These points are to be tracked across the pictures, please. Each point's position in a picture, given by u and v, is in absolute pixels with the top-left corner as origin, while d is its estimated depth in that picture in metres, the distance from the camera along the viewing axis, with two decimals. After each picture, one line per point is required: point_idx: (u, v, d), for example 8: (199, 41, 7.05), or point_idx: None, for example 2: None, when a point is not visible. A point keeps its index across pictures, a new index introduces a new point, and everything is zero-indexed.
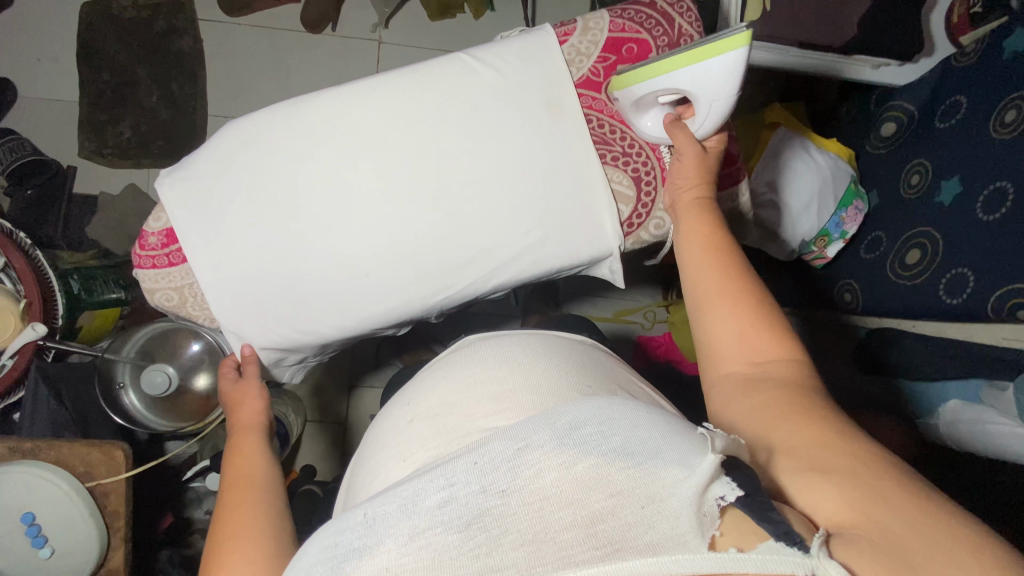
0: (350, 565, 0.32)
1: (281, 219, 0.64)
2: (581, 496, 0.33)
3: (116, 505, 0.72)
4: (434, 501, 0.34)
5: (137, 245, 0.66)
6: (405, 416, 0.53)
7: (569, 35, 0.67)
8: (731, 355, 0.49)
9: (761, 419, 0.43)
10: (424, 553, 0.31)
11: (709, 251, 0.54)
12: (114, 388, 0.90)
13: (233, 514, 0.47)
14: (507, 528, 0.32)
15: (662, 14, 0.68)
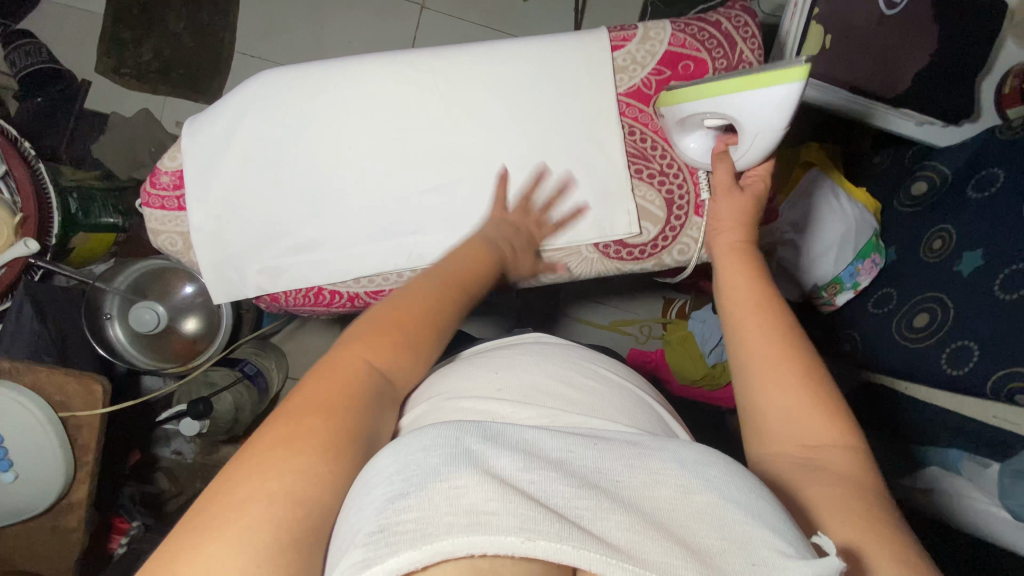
0: (477, 458, 0.32)
1: (308, 186, 0.64)
2: (693, 525, 0.30)
3: (90, 437, 0.71)
4: (553, 452, 0.34)
5: (147, 182, 0.63)
6: (493, 383, 0.49)
7: (627, 41, 0.65)
8: (777, 427, 0.43)
9: (826, 505, 0.37)
10: (539, 495, 0.31)
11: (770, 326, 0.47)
12: (101, 319, 0.88)
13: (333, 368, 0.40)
14: (620, 520, 0.30)
15: (726, 36, 0.65)
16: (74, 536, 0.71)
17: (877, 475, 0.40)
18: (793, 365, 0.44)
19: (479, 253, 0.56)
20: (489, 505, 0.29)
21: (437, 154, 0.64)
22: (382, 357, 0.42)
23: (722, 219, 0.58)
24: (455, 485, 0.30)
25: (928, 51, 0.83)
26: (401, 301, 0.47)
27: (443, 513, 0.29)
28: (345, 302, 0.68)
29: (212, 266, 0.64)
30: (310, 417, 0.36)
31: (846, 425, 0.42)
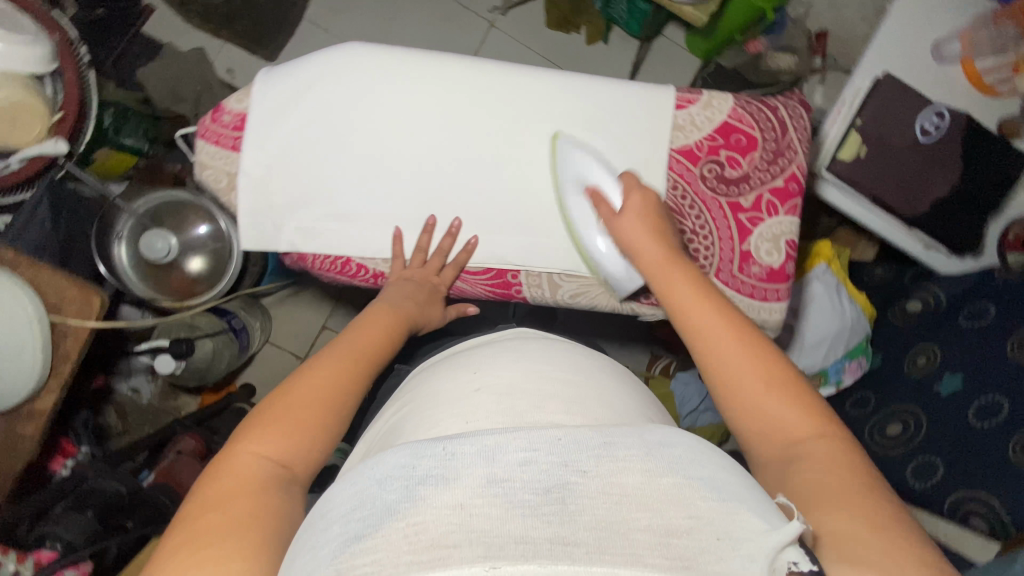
0: (426, 488, 0.34)
1: (360, 158, 0.64)
2: (662, 503, 0.33)
3: (75, 351, 0.69)
4: (516, 457, 0.36)
5: (210, 116, 0.64)
6: (472, 384, 0.51)
7: (690, 104, 0.69)
8: (753, 416, 0.46)
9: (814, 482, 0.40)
10: (498, 501, 0.33)
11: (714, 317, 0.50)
12: (109, 236, 0.87)
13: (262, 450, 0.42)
14: (581, 510, 0.32)
15: (779, 121, 0.70)
16: (26, 446, 0.69)
17: (858, 450, 0.42)
18: (760, 359, 0.47)
19: (383, 321, 0.57)
20: (449, 535, 0.31)
21: (493, 159, 0.66)
22: (282, 452, 0.43)
23: (652, 252, 0.56)
24: (411, 521, 0.32)
25: (948, 183, 0.90)
26: (299, 386, 0.46)
27: (400, 555, 0.30)
28: (368, 277, 0.68)
29: (249, 213, 0.63)
30: (226, 522, 0.37)
31: (815, 408, 0.45)
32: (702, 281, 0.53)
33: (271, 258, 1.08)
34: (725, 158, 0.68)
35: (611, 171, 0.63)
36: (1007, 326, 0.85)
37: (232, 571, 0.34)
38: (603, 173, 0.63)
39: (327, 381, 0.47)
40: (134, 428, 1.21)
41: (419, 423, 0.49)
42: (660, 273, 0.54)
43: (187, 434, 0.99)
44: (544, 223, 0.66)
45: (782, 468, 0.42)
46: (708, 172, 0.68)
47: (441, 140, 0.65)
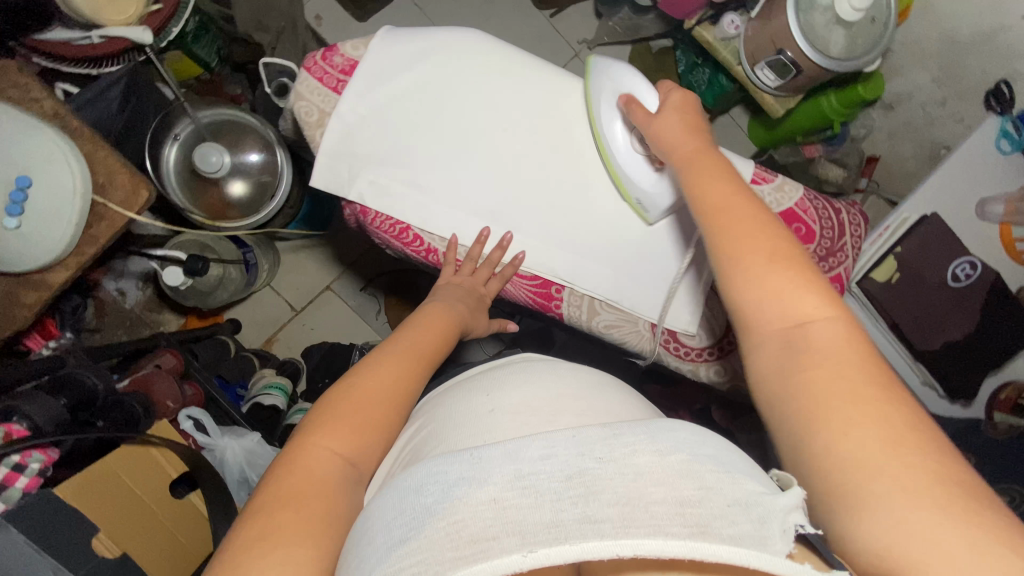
0: (459, 489, 0.32)
1: (450, 137, 0.65)
2: (673, 479, 0.32)
3: (105, 235, 0.68)
4: (535, 453, 0.33)
5: (321, 54, 0.64)
6: (488, 406, 0.50)
7: (764, 182, 0.71)
8: (768, 321, 0.44)
9: (816, 403, 0.39)
10: (526, 492, 0.31)
11: (740, 221, 0.47)
12: (166, 133, 0.87)
13: (322, 445, 0.43)
14: (603, 488, 0.31)
15: (839, 225, 0.73)
16: (24, 312, 0.67)
17: (865, 334, 0.42)
18: (776, 247, 0.45)
19: (439, 325, 0.58)
20: (486, 532, 0.30)
21: (572, 177, 0.67)
22: (350, 447, 0.44)
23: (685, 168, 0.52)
24: (448, 519, 0.31)
25: (962, 328, 0.94)
26: (362, 384, 0.48)
27: (443, 551, 0.30)
28: (420, 250, 0.68)
29: (329, 154, 0.63)
30: (300, 513, 0.38)
31: (832, 296, 0.44)
32: (729, 174, 0.51)
33: (305, 207, 1.06)
34: None
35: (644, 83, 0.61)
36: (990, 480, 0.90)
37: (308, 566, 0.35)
38: (636, 80, 0.60)
39: (385, 381, 0.49)
40: (107, 329, 1.17)
41: (441, 440, 0.46)
42: (694, 176, 0.51)
43: (168, 350, 0.96)
44: (601, 251, 0.67)
45: (786, 360, 0.42)
46: None
47: (530, 143, 0.66)
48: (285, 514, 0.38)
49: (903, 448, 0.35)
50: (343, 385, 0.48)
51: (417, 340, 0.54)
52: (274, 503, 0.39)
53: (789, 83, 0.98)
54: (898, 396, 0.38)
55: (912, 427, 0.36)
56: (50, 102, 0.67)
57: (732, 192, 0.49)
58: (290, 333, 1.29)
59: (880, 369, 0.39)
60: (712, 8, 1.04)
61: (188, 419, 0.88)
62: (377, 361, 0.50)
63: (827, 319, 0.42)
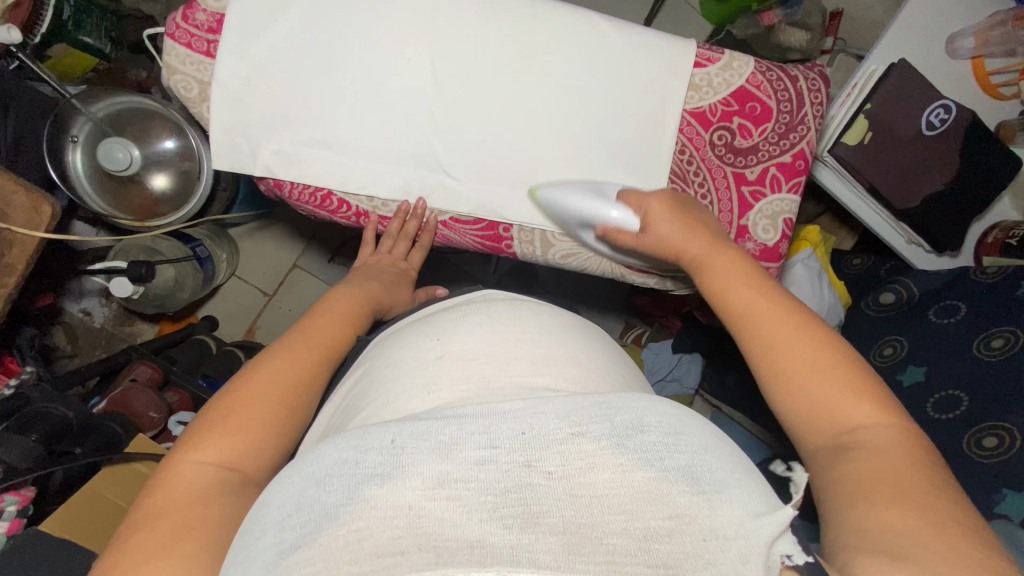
0: (369, 489, 0.33)
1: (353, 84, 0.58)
2: (638, 506, 0.32)
3: (20, 261, 0.63)
4: (472, 455, 0.34)
5: (180, 13, 0.56)
6: (436, 352, 0.48)
7: (709, 63, 0.64)
8: (814, 423, 0.42)
9: (858, 494, 0.37)
10: (454, 507, 0.32)
11: (770, 306, 0.47)
12: (62, 138, 0.79)
13: (199, 450, 0.44)
14: (548, 510, 0.32)
15: (797, 93, 0.66)
16: None
17: (915, 431, 0.40)
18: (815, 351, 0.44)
19: (342, 305, 0.57)
20: (397, 543, 0.30)
21: (494, 100, 0.61)
22: (229, 450, 0.45)
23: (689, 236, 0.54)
24: (354, 526, 0.31)
25: (941, 181, 0.90)
26: (244, 388, 0.48)
27: (340, 562, 0.30)
28: (349, 215, 0.63)
29: (222, 129, 0.57)
30: (167, 526, 0.39)
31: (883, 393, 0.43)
32: (751, 270, 0.51)
33: (243, 184, 0.99)
34: (737, 126, 0.65)
35: (603, 196, 0.58)
36: (986, 323, 0.88)
37: None
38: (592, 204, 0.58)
39: (274, 379, 0.49)
40: (85, 352, 1.15)
41: (379, 398, 0.46)
42: (712, 277, 0.51)
43: (143, 362, 0.94)
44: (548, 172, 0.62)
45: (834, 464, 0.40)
46: (716, 139, 0.65)
47: (438, 68, 0.59)
48: (149, 535, 0.39)
49: (942, 530, 0.33)
50: (222, 398, 0.48)
51: (319, 330, 0.54)
52: (140, 526, 0.39)
53: None
54: (950, 496, 0.35)
55: (963, 523, 0.34)
56: None
57: (755, 289, 0.49)
58: (266, 318, 1.26)
59: (930, 469, 0.37)
60: None
61: (180, 425, 0.88)
62: (272, 357, 0.51)
63: (873, 417, 0.41)
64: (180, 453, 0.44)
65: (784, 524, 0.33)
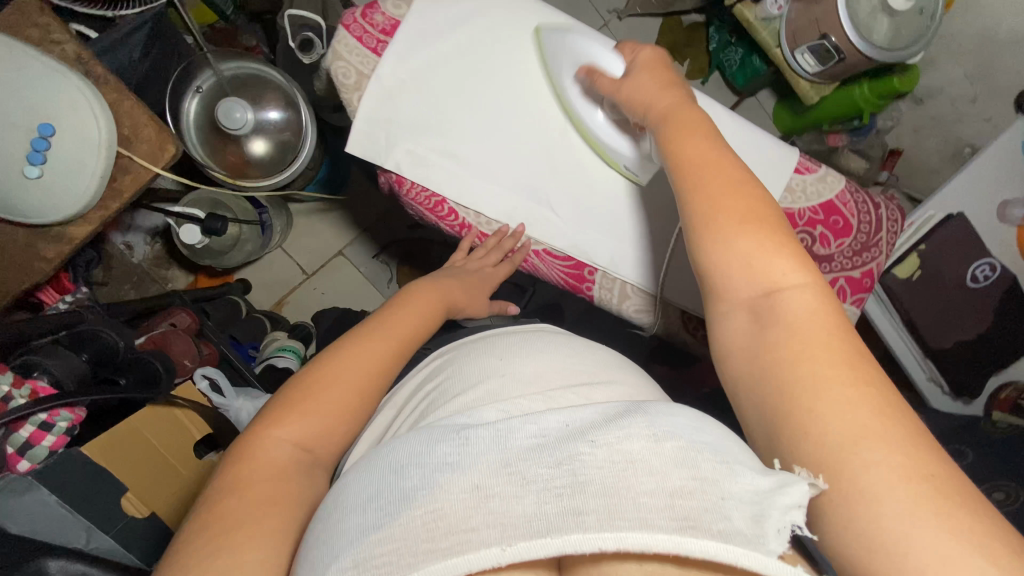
0: (443, 475, 0.36)
1: (490, 113, 0.63)
2: (666, 468, 0.33)
3: (129, 189, 0.65)
4: (526, 441, 0.37)
5: (361, 12, 0.62)
6: (500, 368, 0.52)
7: (807, 172, 0.71)
8: (734, 288, 0.43)
9: (792, 381, 0.37)
10: (513, 482, 0.34)
11: (748, 222, 0.43)
12: (187, 86, 0.83)
13: (278, 426, 0.46)
14: (590, 479, 0.34)
15: (878, 219, 0.73)
16: (42, 265, 0.66)
17: (837, 306, 0.41)
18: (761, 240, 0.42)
19: (424, 307, 0.59)
20: (467, 522, 0.33)
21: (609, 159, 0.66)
22: (306, 435, 0.46)
23: (684, 152, 0.48)
24: (428, 508, 0.34)
25: (973, 331, 0.96)
26: (322, 372, 0.50)
27: (417, 542, 0.33)
28: (454, 224, 0.67)
29: (367, 120, 0.62)
30: (247, 500, 0.40)
31: (802, 260, 0.42)
32: (709, 134, 0.48)
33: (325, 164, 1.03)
34: (818, 234, 0.71)
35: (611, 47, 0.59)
36: None
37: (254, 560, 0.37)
38: (601, 49, 0.59)
39: (352, 370, 0.50)
40: None
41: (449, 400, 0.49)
42: (670, 142, 0.49)
43: (184, 308, 0.95)
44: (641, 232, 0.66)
45: (755, 330, 0.41)
46: (801, 240, 0.71)
47: (568, 118, 0.65)
48: (229, 505, 0.40)
49: (881, 426, 0.34)
50: (306, 378, 0.49)
51: (396, 328, 0.55)
52: (219, 498, 0.40)
53: (829, 70, 0.96)
54: (880, 387, 0.36)
55: (900, 423, 0.34)
56: (74, 46, 0.63)
57: (709, 154, 0.47)
58: (300, 296, 1.28)
59: (859, 353, 0.38)
60: None
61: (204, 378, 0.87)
62: (349, 343, 0.52)
63: (801, 292, 0.41)
64: (256, 430, 0.46)
65: (797, 497, 0.32)
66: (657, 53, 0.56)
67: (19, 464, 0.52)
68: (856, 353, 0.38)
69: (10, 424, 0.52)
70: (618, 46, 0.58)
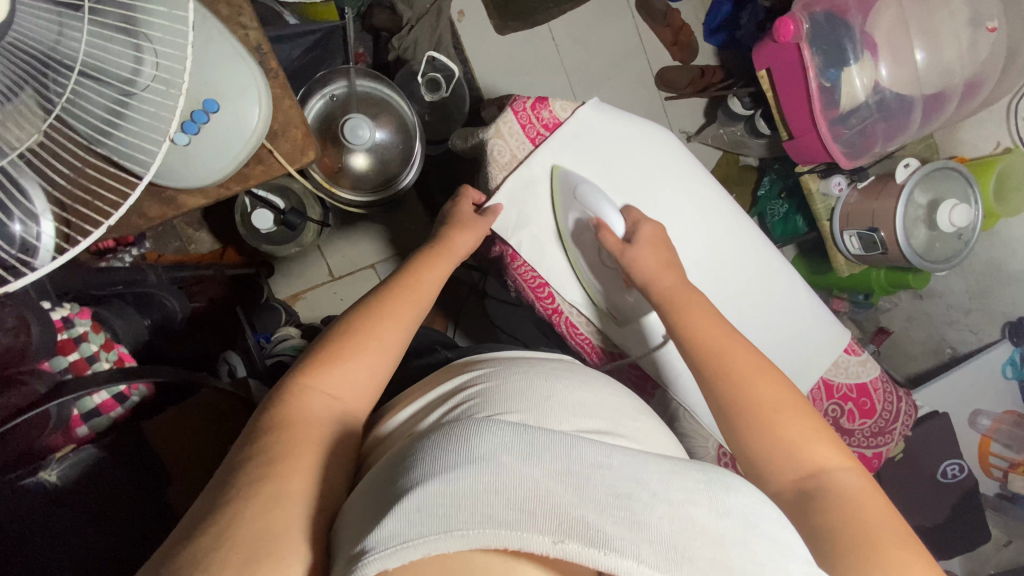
0: (522, 455, 0.32)
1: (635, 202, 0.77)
2: (722, 544, 0.31)
3: (255, 178, 0.67)
4: (598, 452, 0.35)
5: (529, 104, 0.76)
6: (556, 389, 0.50)
7: (853, 352, 0.83)
8: (782, 472, 0.53)
9: (835, 527, 0.48)
10: (579, 492, 0.31)
11: (764, 381, 0.57)
12: (319, 88, 0.87)
13: (321, 368, 0.51)
14: (652, 516, 0.31)
15: (899, 409, 0.83)
16: (138, 222, 0.65)
17: (868, 480, 0.53)
18: (797, 416, 0.55)
19: (439, 269, 0.66)
20: (530, 505, 0.30)
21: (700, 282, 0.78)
22: (340, 385, 0.51)
23: (697, 323, 0.63)
24: (491, 476, 0.31)
25: (935, 519, 1.08)
26: (350, 323, 0.55)
27: (487, 506, 0.30)
28: (547, 305, 0.81)
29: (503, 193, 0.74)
30: (283, 442, 0.44)
31: (839, 450, 0.54)
32: (711, 311, 0.64)
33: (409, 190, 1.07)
34: (849, 408, 0.81)
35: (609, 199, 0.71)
36: None
37: (293, 493, 0.41)
38: (602, 201, 0.70)
39: (381, 324, 0.56)
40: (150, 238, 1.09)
41: (493, 402, 0.47)
42: (683, 315, 0.64)
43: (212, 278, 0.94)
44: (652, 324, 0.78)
45: (808, 508, 0.50)
46: (829, 410, 0.81)
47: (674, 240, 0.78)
48: (278, 447, 0.43)
49: (905, 545, 0.47)
50: (344, 328, 0.55)
51: (411, 282, 0.62)
52: (260, 439, 0.44)
53: (869, 256, 1.08)
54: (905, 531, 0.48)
55: (910, 543, 0.47)
56: (256, 35, 0.66)
57: (743, 350, 0.60)
58: (315, 296, 1.22)
59: (891, 510, 0.50)
60: (825, 164, 1.12)
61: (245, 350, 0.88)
62: (372, 299, 0.59)
63: (840, 471, 0.52)
64: (303, 370, 0.50)
65: None
66: (654, 225, 0.72)
67: (78, 428, 0.53)
68: (886, 503, 0.51)
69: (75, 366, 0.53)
70: (624, 211, 0.71)
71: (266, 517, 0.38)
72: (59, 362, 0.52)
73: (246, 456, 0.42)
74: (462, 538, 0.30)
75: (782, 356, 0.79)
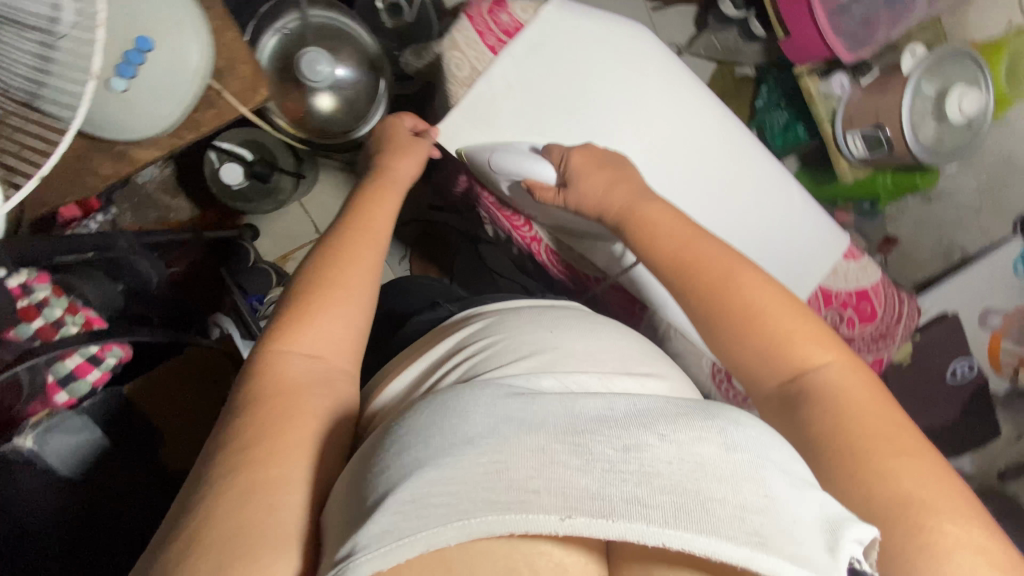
0: (511, 434, 0.30)
1: (611, 111, 0.72)
2: (738, 480, 0.29)
3: (208, 123, 0.63)
4: (593, 412, 0.32)
5: (487, 8, 0.71)
6: (550, 341, 0.47)
7: (853, 258, 0.79)
8: (763, 377, 0.48)
9: (811, 433, 0.43)
10: (576, 458, 0.29)
11: (733, 282, 0.50)
12: (269, 23, 0.81)
13: (293, 334, 0.47)
14: (657, 470, 0.29)
15: (901, 313, 0.81)
16: (93, 180, 0.61)
17: (858, 364, 0.47)
18: (781, 309, 0.48)
19: (389, 202, 0.60)
20: (522, 480, 0.28)
21: (690, 198, 0.74)
22: (315, 350, 0.47)
23: (663, 231, 0.55)
24: (491, 457, 0.29)
25: (941, 419, 1.07)
26: (308, 280, 0.51)
27: (477, 488, 0.28)
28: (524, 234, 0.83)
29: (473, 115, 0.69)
30: (264, 420, 0.41)
31: (828, 341, 0.47)
32: (670, 208, 0.57)
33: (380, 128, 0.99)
34: (848, 315, 0.78)
35: (529, 156, 0.65)
36: None
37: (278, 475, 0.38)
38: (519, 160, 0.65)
39: (343, 275, 0.51)
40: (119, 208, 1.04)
41: (486, 362, 0.45)
42: (638, 228, 0.56)
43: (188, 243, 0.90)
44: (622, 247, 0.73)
45: (790, 411, 0.46)
46: (829, 318, 0.78)
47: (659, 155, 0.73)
48: (263, 429, 0.40)
49: (898, 438, 0.42)
50: (305, 285, 0.50)
51: (369, 223, 0.56)
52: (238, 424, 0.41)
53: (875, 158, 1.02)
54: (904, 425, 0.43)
55: (895, 427, 0.42)
56: None
57: (705, 248, 0.53)
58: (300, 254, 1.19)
59: (888, 400, 0.45)
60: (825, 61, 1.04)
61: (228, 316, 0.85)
62: (328, 249, 0.53)
63: (826, 366, 0.46)
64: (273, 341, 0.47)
65: (864, 535, 0.30)
66: (581, 149, 0.63)
67: (57, 395, 0.50)
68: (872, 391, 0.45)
69: (42, 333, 0.53)
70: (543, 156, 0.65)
71: (263, 510, 0.36)
72: (25, 330, 0.52)
73: (227, 444, 0.39)
74: (462, 529, 0.27)
75: (778, 268, 0.76)
